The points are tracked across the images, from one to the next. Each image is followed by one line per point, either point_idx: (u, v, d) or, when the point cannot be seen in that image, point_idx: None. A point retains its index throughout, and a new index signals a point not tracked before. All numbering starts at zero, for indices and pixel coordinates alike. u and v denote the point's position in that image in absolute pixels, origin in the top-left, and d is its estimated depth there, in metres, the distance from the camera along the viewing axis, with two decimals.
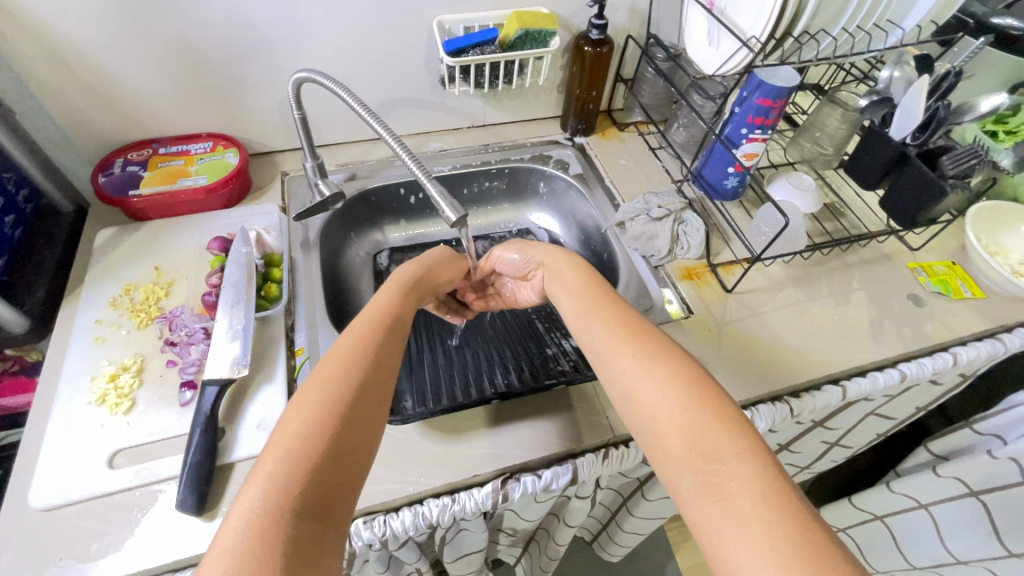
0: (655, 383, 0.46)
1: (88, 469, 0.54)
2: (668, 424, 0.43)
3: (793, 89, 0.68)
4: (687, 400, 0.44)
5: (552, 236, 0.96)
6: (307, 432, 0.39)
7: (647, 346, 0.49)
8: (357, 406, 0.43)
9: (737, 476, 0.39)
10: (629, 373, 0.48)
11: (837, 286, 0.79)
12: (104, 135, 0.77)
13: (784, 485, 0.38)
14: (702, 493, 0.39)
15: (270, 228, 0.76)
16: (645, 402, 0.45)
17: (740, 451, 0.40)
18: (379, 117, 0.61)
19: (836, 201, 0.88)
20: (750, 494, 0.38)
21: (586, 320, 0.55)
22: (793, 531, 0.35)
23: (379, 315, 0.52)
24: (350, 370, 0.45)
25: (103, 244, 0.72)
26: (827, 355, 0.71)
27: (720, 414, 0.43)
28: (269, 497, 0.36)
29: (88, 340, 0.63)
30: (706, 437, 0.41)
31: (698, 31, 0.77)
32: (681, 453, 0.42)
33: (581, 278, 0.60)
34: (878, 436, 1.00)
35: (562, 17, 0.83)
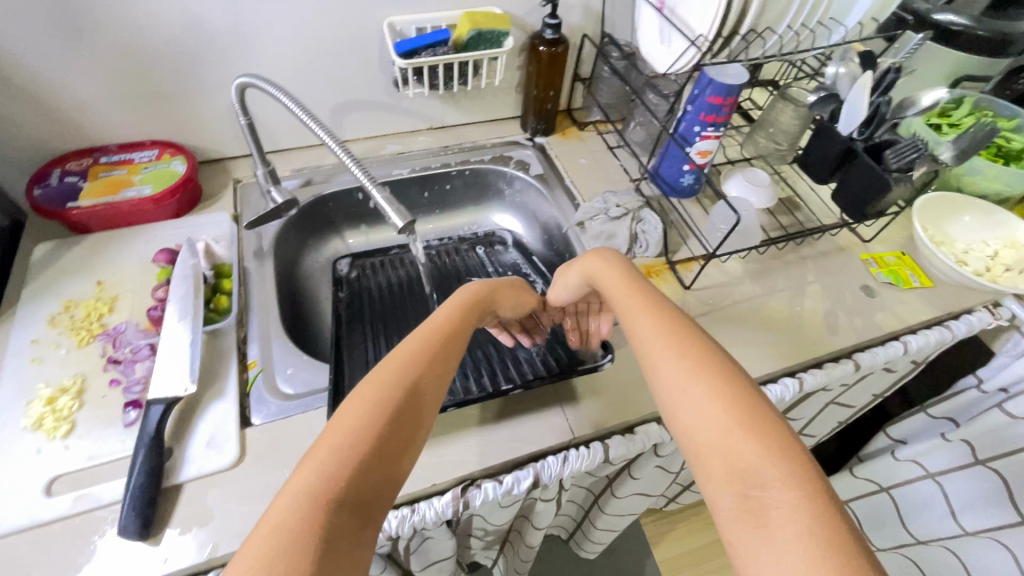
0: (698, 387, 0.42)
1: (23, 499, 0.52)
2: (709, 437, 0.40)
3: (742, 86, 0.68)
4: (729, 412, 0.40)
5: (516, 237, 0.96)
6: (363, 427, 0.38)
7: (693, 347, 0.45)
8: (408, 413, 0.41)
9: (781, 504, 0.35)
10: (668, 376, 0.45)
11: (793, 280, 0.80)
12: (40, 145, 0.74)
13: (836, 520, 0.34)
14: (741, 518, 0.36)
15: (220, 238, 0.74)
16: (683, 409, 0.42)
17: (786, 475, 0.36)
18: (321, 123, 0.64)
19: (791, 196, 0.89)
20: (794, 525, 0.34)
21: (631, 319, 0.51)
22: (843, 571, 0.31)
23: (438, 325, 0.49)
24: (406, 376, 0.43)
25: (41, 259, 0.69)
26: (784, 347, 0.72)
27: (768, 429, 0.39)
28: (315, 485, 0.35)
29: (24, 362, 0.60)
30: (747, 457, 0.38)
31: (650, 29, 0.77)
32: (719, 468, 0.38)
33: (629, 278, 0.56)
34: (841, 423, 1.02)
35: (517, 17, 0.83)
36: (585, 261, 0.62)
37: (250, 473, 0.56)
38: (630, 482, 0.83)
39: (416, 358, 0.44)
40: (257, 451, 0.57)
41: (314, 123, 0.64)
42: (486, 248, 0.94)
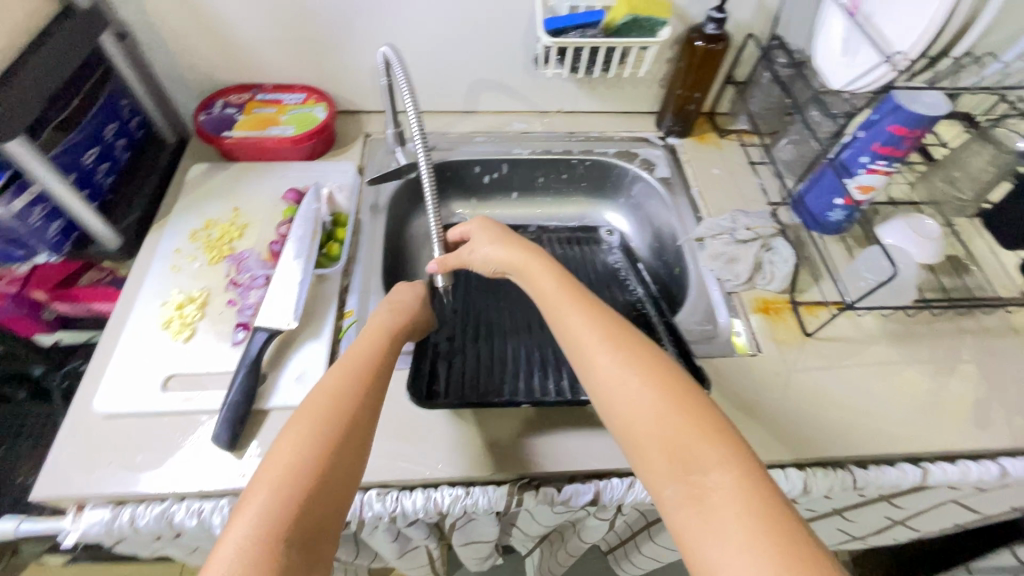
0: (636, 384, 0.41)
1: (145, 388, 0.58)
2: (649, 428, 0.39)
3: (938, 120, 0.57)
4: (665, 402, 0.40)
5: (624, 240, 0.91)
6: (298, 465, 0.38)
7: (628, 346, 0.44)
8: (349, 440, 0.41)
9: (719, 486, 0.35)
10: (602, 378, 0.43)
11: (942, 353, 0.68)
12: (211, 75, 0.81)
13: (770, 491, 0.35)
14: (683, 503, 0.36)
15: (342, 187, 0.77)
16: (622, 409, 0.41)
17: (725, 457, 0.37)
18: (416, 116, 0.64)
19: (964, 254, 0.76)
20: (733, 506, 0.34)
21: (561, 318, 0.49)
22: (779, 542, 0.32)
23: (362, 361, 0.48)
24: (331, 409, 0.42)
25: (196, 178, 0.77)
26: (912, 429, 0.62)
27: (701, 417, 0.39)
28: (260, 526, 0.35)
29: (166, 267, 0.68)
30: (684, 444, 0.38)
31: (833, 37, 0.68)
32: (658, 457, 0.38)
33: (556, 279, 0.53)
34: (958, 527, 0.87)
35: (678, 6, 0.76)
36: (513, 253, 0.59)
37: None
38: None
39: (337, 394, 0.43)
40: None
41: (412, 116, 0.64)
42: (589, 242, 0.91)
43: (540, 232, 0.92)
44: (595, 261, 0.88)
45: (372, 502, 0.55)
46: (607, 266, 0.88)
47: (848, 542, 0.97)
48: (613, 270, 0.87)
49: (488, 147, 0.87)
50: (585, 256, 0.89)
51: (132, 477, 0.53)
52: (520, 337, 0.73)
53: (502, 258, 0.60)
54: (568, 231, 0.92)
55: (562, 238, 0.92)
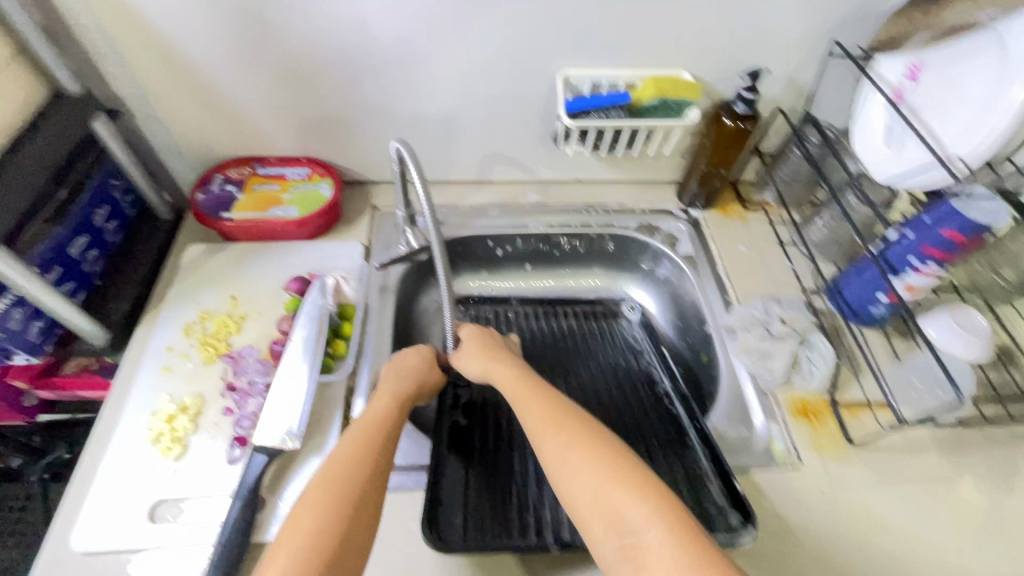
0: (574, 455, 0.44)
1: (130, 518, 0.53)
2: (588, 495, 0.42)
3: (995, 229, 0.54)
4: (603, 467, 0.43)
5: (646, 316, 0.86)
6: (311, 534, 0.40)
7: (565, 422, 0.47)
8: (361, 507, 0.43)
9: (652, 546, 0.39)
10: (547, 459, 0.46)
11: (998, 464, 0.63)
12: (209, 149, 0.77)
13: (698, 543, 0.38)
14: (625, 566, 0.39)
15: (349, 273, 0.72)
16: (564, 483, 0.44)
17: (654, 515, 0.40)
18: (423, 191, 0.58)
19: (1009, 344, 0.71)
20: (666, 565, 0.37)
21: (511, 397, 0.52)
22: None
23: (374, 425, 0.50)
24: (344, 477, 0.44)
25: (192, 261, 0.72)
26: (972, 557, 0.57)
27: (633, 477, 0.42)
28: None
29: (156, 368, 0.62)
30: (618, 506, 0.41)
31: (874, 124, 0.64)
32: (598, 525, 0.41)
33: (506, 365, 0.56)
34: None
35: (706, 83, 0.72)
36: (476, 357, 0.59)
37: None
38: None
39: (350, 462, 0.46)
40: None
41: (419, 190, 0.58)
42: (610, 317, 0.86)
43: (556, 308, 0.87)
44: (618, 341, 0.83)
45: None
46: (630, 348, 0.82)
47: None
48: (637, 351, 0.81)
49: (503, 222, 0.83)
50: (606, 336, 0.84)
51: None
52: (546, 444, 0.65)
53: (472, 370, 0.59)
54: (588, 306, 0.87)
55: (581, 315, 0.86)
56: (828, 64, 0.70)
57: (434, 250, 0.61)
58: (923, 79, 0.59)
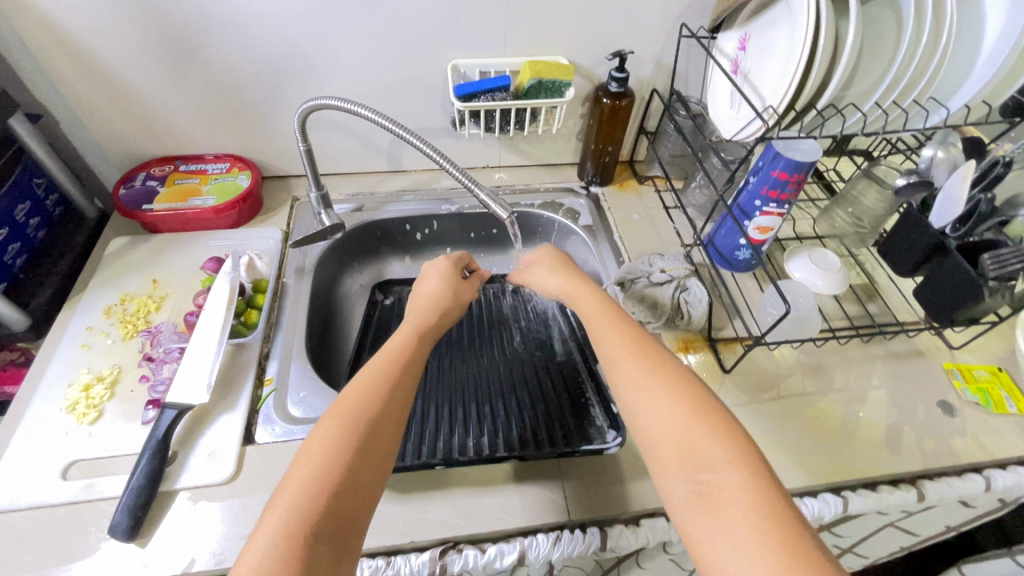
0: (649, 398, 0.45)
1: (42, 477, 0.55)
2: (664, 434, 0.43)
3: (813, 164, 0.62)
4: (685, 412, 0.43)
5: None
6: (316, 460, 0.42)
7: (649, 356, 0.49)
8: (374, 438, 0.45)
9: (726, 484, 0.38)
10: (629, 388, 0.47)
11: (853, 380, 0.71)
12: (133, 149, 0.82)
13: (774, 493, 0.38)
14: (693, 502, 0.39)
15: (264, 254, 0.77)
16: (642, 411, 0.45)
17: (732, 458, 0.40)
18: (423, 137, 0.63)
19: (866, 283, 0.80)
20: (741, 504, 0.37)
21: (598, 334, 0.54)
22: (784, 535, 0.35)
23: (392, 358, 0.53)
24: (360, 408, 0.46)
25: (115, 252, 0.76)
26: (831, 460, 0.64)
27: (716, 421, 0.42)
28: (294, 521, 0.38)
29: (75, 346, 0.66)
30: (696, 443, 0.41)
31: (720, 91, 0.74)
32: (673, 457, 0.41)
33: (598, 301, 0.58)
34: (902, 549, 0.89)
35: (583, 67, 0.82)
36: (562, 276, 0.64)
37: (241, 493, 0.56)
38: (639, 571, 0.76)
39: (369, 393, 0.47)
40: (253, 471, 0.58)
41: (411, 136, 0.63)
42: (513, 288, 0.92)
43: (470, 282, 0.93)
44: (526, 302, 0.90)
45: None
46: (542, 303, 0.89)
47: None
48: (543, 309, 0.88)
49: (417, 205, 0.89)
50: (517, 298, 0.90)
51: (62, 567, 0.51)
52: (437, 387, 0.73)
53: (556, 284, 0.64)
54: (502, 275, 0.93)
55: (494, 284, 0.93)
56: (683, 46, 0.80)
57: (440, 161, 0.64)
58: (748, 48, 0.69)
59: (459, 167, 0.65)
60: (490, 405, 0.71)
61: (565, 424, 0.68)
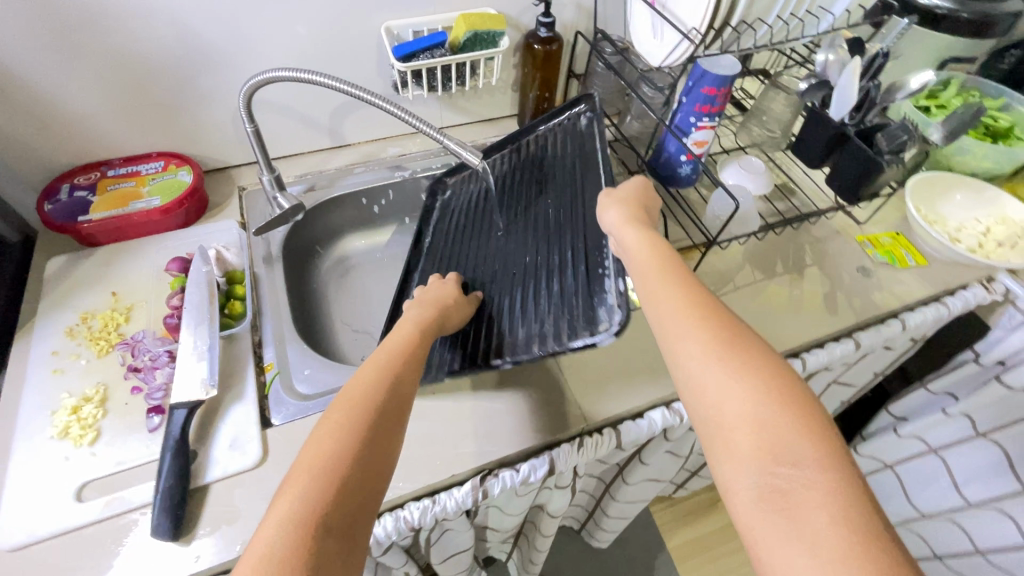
0: (721, 376, 0.42)
1: (55, 505, 0.53)
2: (741, 420, 0.40)
3: (735, 77, 0.70)
4: (768, 399, 0.40)
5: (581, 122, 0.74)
6: (326, 453, 0.41)
7: (722, 330, 0.45)
8: (376, 436, 0.43)
9: (812, 484, 0.36)
10: (696, 365, 0.44)
11: (791, 263, 0.82)
12: (47, 162, 0.75)
13: (860, 496, 0.35)
14: (766, 498, 0.37)
15: (229, 244, 0.74)
16: (712, 391, 0.42)
17: (821, 457, 0.37)
18: (384, 96, 0.63)
19: (786, 181, 0.92)
20: (827, 508, 0.35)
21: (653, 301, 0.49)
22: (875, 551, 0.33)
23: (388, 355, 0.52)
24: (365, 402, 0.45)
25: (56, 272, 0.71)
26: (788, 330, 0.75)
27: (805, 414, 0.39)
28: (304, 510, 0.37)
29: (45, 373, 0.61)
30: (781, 437, 0.38)
31: (642, 23, 0.80)
32: (750, 446, 0.39)
33: (656, 259, 0.53)
34: (843, 403, 1.06)
35: (511, 17, 0.85)
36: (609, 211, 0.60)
37: (274, 472, 0.57)
38: (641, 468, 0.86)
39: (374, 384, 0.47)
40: (280, 450, 0.59)
41: (371, 96, 0.63)
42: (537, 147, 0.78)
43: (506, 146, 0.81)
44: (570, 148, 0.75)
45: None
46: (584, 147, 0.73)
47: None
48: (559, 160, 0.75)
49: (369, 176, 0.89)
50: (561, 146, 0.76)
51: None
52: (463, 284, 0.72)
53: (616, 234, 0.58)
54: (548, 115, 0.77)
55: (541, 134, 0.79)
56: None
57: (418, 126, 0.66)
58: None
59: (424, 120, 0.66)
60: (509, 299, 0.70)
61: (580, 306, 0.64)
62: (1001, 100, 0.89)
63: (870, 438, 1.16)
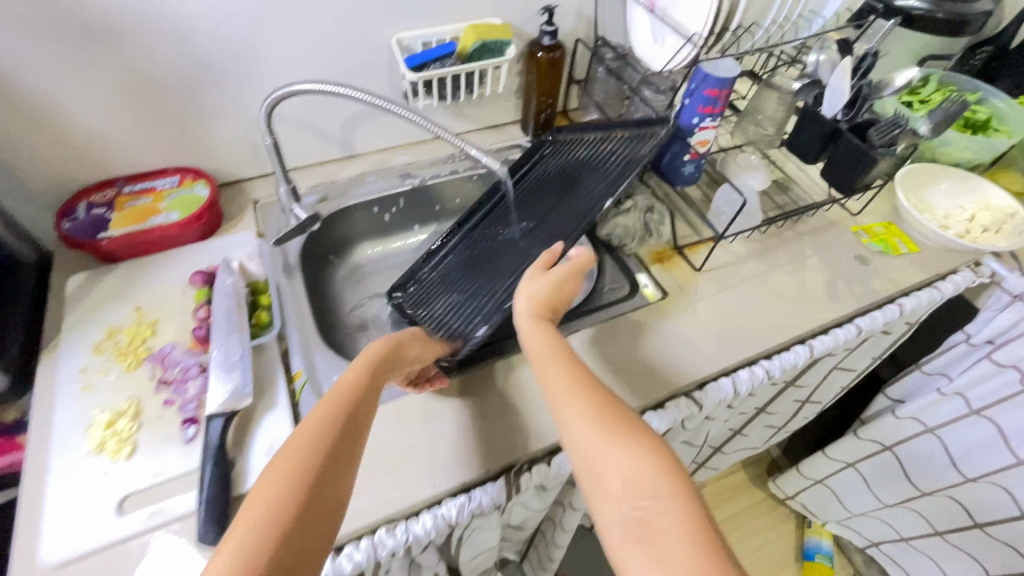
0: (592, 432, 0.49)
1: (98, 519, 0.53)
2: (612, 468, 0.46)
3: (735, 78, 0.74)
4: (632, 447, 0.47)
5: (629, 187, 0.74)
6: (278, 497, 0.41)
7: (597, 395, 0.53)
8: (324, 481, 0.44)
9: (665, 514, 0.42)
10: (574, 424, 0.50)
11: (793, 255, 0.86)
12: (61, 180, 0.75)
13: (704, 522, 0.41)
14: (631, 532, 0.42)
15: (251, 256, 0.76)
16: (588, 446, 0.48)
17: (672, 490, 0.43)
18: (405, 105, 0.65)
19: (782, 176, 0.95)
20: (677, 534, 0.40)
21: (542, 368, 0.57)
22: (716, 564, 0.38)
23: (348, 392, 0.52)
24: (312, 442, 0.46)
25: (77, 290, 0.71)
26: (794, 319, 0.78)
27: (662, 458, 0.46)
28: (246, 554, 0.38)
29: (76, 390, 0.62)
30: (642, 480, 0.44)
31: (642, 29, 0.83)
32: (617, 491, 0.44)
33: (543, 332, 0.60)
34: (843, 388, 1.10)
35: (515, 26, 0.87)
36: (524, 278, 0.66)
37: None
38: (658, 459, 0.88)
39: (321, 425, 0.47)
40: None
41: (392, 106, 0.65)
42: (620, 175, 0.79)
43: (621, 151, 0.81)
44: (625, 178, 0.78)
45: (385, 540, 0.57)
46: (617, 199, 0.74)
47: (776, 432, 1.17)
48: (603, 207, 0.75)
49: (381, 185, 0.91)
50: (623, 153, 0.82)
51: None
52: (477, 239, 0.81)
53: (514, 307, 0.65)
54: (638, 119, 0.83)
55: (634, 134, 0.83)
56: None
57: (437, 133, 0.67)
58: None
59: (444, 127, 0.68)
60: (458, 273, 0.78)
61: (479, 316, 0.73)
62: (977, 93, 0.94)
63: (869, 422, 1.20)
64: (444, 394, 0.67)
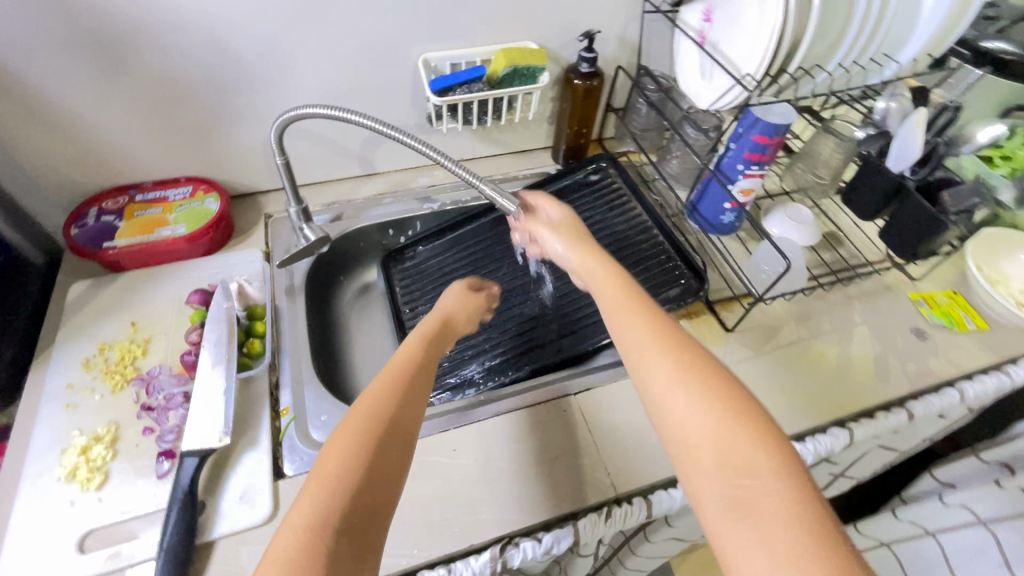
0: (678, 393, 0.43)
1: (56, 556, 0.50)
2: (703, 439, 0.41)
3: (790, 125, 0.66)
4: (724, 414, 0.42)
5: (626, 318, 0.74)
6: (343, 456, 0.40)
7: (680, 346, 0.46)
8: (388, 441, 0.42)
9: (769, 494, 0.37)
10: (656, 381, 0.45)
11: (839, 321, 0.77)
12: (75, 184, 0.74)
13: (815, 504, 0.37)
14: (730, 510, 0.38)
15: (252, 278, 0.72)
16: (674, 409, 0.43)
17: (776, 467, 0.39)
18: (419, 137, 0.61)
19: (833, 230, 0.86)
20: (784, 515, 0.36)
21: (618, 321, 0.51)
22: (831, 553, 0.34)
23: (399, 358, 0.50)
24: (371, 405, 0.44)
25: (78, 298, 0.69)
26: (835, 396, 0.70)
27: (758, 426, 0.41)
28: (317, 514, 0.36)
29: (58, 408, 0.59)
30: (740, 453, 0.40)
31: (689, 62, 0.77)
32: (711, 463, 0.40)
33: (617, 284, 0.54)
34: (884, 465, 0.99)
35: (551, 50, 0.82)
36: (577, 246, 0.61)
37: None
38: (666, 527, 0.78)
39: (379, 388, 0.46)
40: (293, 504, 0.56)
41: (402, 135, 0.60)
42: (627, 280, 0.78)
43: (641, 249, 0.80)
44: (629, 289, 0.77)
45: None
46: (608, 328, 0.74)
47: None
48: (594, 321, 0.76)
49: (398, 207, 0.87)
50: (648, 254, 0.80)
51: None
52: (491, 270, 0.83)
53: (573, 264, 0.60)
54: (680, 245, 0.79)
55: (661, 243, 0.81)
56: (646, 23, 0.82)
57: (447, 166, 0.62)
58: (714, 19, 0.72)
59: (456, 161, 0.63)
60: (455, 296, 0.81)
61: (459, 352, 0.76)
62: None
63: (910, 502, 1.08)
64: (435, 449, 0.63)
